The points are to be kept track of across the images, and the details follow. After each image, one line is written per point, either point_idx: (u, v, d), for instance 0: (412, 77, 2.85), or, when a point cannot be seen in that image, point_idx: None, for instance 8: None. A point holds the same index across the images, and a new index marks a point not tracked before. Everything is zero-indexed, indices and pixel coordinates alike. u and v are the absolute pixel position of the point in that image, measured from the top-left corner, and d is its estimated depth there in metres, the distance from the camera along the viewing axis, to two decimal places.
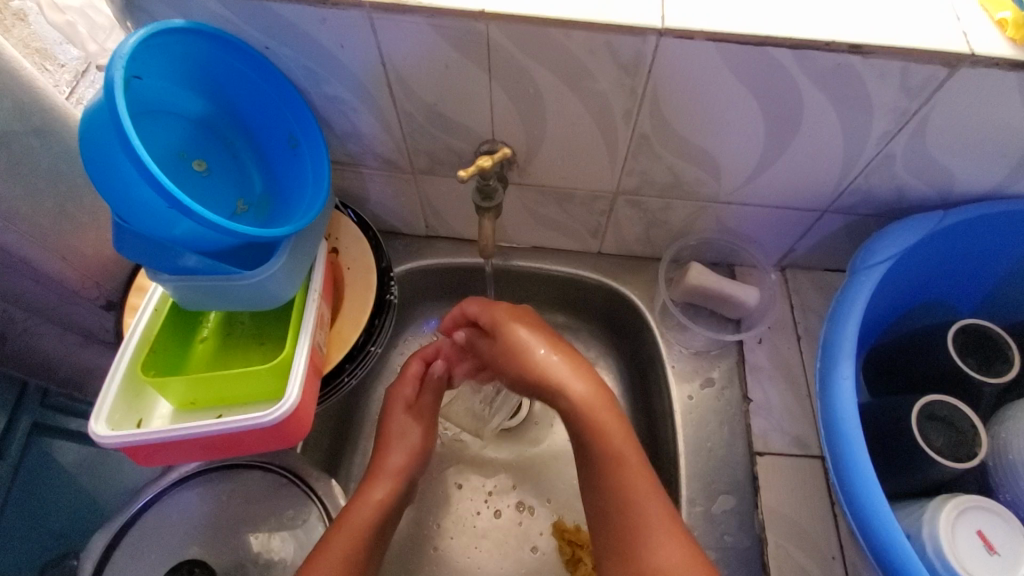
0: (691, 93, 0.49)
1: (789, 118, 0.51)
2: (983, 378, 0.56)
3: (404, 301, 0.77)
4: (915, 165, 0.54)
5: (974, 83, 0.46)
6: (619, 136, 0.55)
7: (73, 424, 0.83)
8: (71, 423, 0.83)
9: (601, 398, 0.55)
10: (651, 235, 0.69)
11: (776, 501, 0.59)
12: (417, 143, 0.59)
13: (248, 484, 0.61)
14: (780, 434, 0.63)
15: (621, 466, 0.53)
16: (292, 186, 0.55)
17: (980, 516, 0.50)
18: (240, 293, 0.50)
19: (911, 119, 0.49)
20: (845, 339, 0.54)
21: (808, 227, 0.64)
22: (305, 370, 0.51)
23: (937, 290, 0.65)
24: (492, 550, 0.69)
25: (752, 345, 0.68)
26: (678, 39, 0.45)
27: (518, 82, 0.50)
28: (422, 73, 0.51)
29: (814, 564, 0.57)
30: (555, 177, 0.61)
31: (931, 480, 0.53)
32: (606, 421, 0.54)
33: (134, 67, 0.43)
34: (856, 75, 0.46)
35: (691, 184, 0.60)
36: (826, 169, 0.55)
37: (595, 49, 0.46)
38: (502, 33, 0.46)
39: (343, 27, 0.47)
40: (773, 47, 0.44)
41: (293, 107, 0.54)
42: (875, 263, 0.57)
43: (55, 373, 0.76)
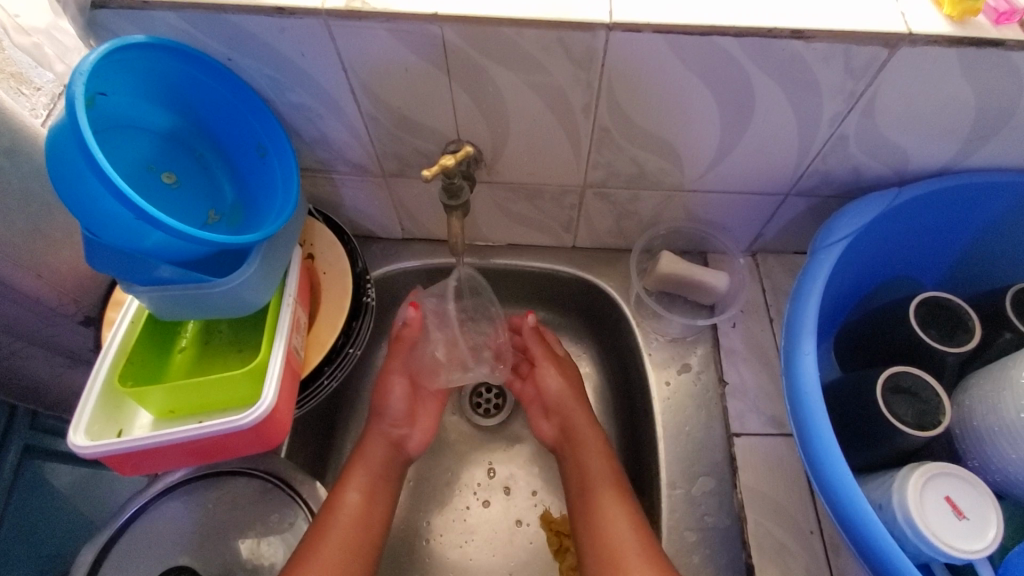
0: (645, 86, 0.51)
1: (743, 105, 0.52)
2: (945, 349, 0.57)
3: (385, 304, 0.78)
4: (869, 145, 0.56)
5: (915, 61, 0.47)
6: (581, 130, 0.56)
7: (65, 446, 0.83)
8: (63, 445, 0.83)
9: (604, 451, 0.66)
10: (623, 227, 0.70)
11: (755, 481, 0.60)
12: (386, 147, 0.60)
13: (234, 491, 0.61)
14: (756, 415, 0.64)
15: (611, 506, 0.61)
16: (262, 194, 0.56)
17: (946, 481, 0.51)
18: (214, 301, 0.51)
19: (859, 99, 0.51)
20: (807, 316, 0.56)
21: (773, 211, 0.66)
22: (281, 373, 0.52)
23: (901, 265, 0.66)
24: (482, 545, 0.70)
25: (726, 329, 0.69)
26: (626, 33, 0.46)
27: (478, 83, 0.52)
28: (384, 78, 0.52)
29: (793, 539, 0.58)
30: (523, 174, 0.62)
31: (899, 450, 0.54)
32: (598, 459, 0.65)
33: (96, 84, 0.44)
34: (802, 59, 0.47)
35: (656, 174, 0.61)
36: (784, 152, 0.57)
37: (549, 46, 0.47)
38: (457, 35, 0.47)
39: (302, 36, 0.48)
40: (719, 36, 0.46)
41: (260, 117, 0.55)
42: (834, 242, 0.58)
43: (45, 396, 0.77)
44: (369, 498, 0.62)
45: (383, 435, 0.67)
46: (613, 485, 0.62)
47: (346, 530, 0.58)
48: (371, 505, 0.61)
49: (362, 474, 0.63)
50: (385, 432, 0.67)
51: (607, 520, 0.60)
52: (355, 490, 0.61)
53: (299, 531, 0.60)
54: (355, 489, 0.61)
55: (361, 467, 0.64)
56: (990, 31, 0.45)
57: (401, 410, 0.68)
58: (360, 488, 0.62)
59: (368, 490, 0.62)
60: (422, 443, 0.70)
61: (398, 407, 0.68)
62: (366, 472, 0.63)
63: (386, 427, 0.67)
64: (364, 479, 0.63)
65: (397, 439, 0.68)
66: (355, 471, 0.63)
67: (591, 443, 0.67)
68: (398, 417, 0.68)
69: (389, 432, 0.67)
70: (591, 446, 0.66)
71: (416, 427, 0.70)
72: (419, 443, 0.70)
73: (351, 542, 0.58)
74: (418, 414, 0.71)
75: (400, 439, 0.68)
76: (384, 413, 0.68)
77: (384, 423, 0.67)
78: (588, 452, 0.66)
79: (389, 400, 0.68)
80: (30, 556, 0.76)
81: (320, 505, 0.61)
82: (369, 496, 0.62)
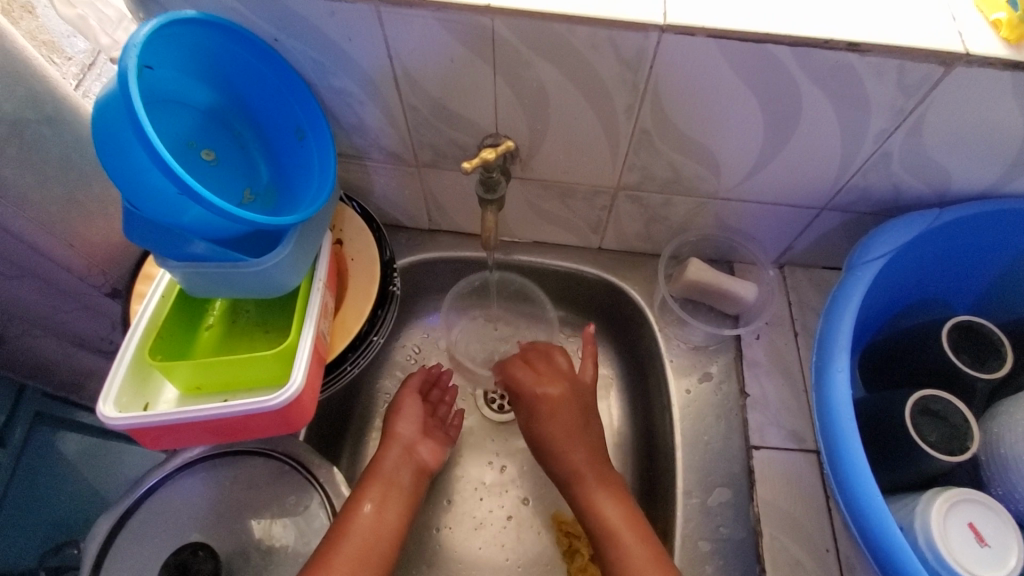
0: (691, 91, 0.50)
1: (788, 115, 0.51)
2: (976, 374, 0.56)
3: (406, 293, 0.78)
4: (912, 163, 0.55)
5: (968, 82, 0.47)
6: (621, 131, 0.56)
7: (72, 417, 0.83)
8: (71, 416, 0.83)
9: (602, 473, 0.61)
10: (652, 231, 0.70)
11: (772, 494, 0.60)
12: (421, 137, 0.60)
13: (251, 470, 0.62)
14: (777, 429, 0.63)
15: (604, 516, 0.59)
16: (298, 176, 0.56)
17: (971, 508, 0.50)
18: (247, 280, 0.51)
19: (907, 117, 0.50)
20: (840, 332, 0.55)
21: (806, 225, 0.65)
22: (310, 356, 0.52)
23: (932, 287, 0.66)
24: (491, 540, 0.70)
25: (749, 340, 0.69)
26: (679, 36, 0.46)
27: (523, 78, 0.51)
28: (429, 69, 0.52)
29: (808, 556, 0.58)
30: (557, 172, 0.62)
31: (924, 473, 0.53)
32: (588, 476, 0.61)
33: (146, 58, 0.44)
34: (855, 74, 0.47)
35: (691, 180, 0.61)
36: (824, 166, 0.56)
37: (598, 44, 0.47)
38: (508, 28, 0.47)
39: (352, 21, 0.48)
40: (773, 45, 0.45)
41: (301, 99, 0.55)
42: (872, 259, 0.57)
43: (54, 370, 0.77)
44: (381, 507, 0.59)
45: (400, 442, 0.65)
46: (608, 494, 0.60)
47: (354, 544, 0.55)
48: (382, 516, 0.59)
49: (377, 486, 0.60)
50: (404, 441, 0.65)
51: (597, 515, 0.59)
52: (366, 501, 0.59)
53: (313, 514, 0.60)
54: (369, 503, 0.59)
55: (375, 481, 0.61)
56: None
57: (416, 420, 0.67)
58: (374, 498, 0.59)
59: (380, 501, 0.59)
60: (437, 453, 0.67)
61: (410, 415, 0.68)
62: (380, 480, 0.61)
63: (404, 438, 0.66)
64: (379, 489, 0.60)
65: (411, 447, 0.65)
66: (370, 482, 0.61)
67: (584, 464, 0.62)
68: (413, 425, 0.67)
69: (407, 437, 0.65)
70: (579, 458, 0.62)
71: (430, 437, 0.68)
72: (433, 455, 0.67)
73: (359, 559, 0.55)
74: (432, 431, 0.69)
75: (414, 446, 0.66)
76: (400, 423, 0.67)
77: (403, 434, 0.66)
78: (583, 476, 0.61)
79: (403, 420, 0.67)
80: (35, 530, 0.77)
81: (335, 490, 0.61)
82: (380, 508, 0.59)
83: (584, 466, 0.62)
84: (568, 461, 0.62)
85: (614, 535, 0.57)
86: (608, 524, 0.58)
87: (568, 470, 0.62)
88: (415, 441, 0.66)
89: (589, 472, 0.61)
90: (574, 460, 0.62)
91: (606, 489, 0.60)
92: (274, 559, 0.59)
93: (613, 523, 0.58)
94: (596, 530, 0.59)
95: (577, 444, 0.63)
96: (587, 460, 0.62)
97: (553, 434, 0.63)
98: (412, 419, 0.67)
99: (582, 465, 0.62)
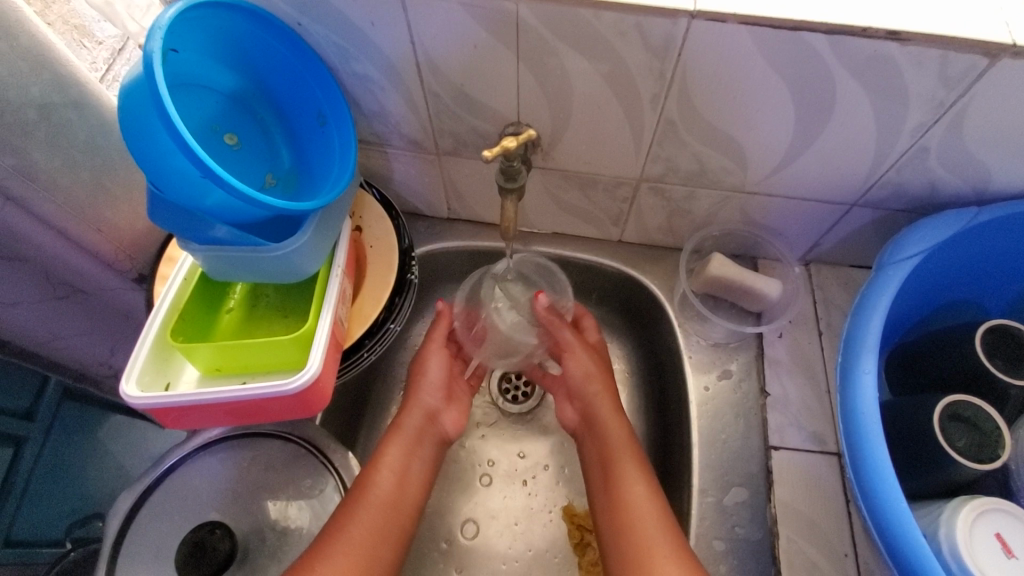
0: (719, 80, 0.49)
1: (820, 106, 0.50)
2: (1009, 380, 0.54)
3: (423, 282, 0.78)
4: (950, 159, 0.53)
5: (1017, 73, 0.44)
6: (645, 121, 0.54)
7: (95, 403, 0.85)
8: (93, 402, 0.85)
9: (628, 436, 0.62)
10: (674, 225, 0.69)
11: (790, 497, 0.59)
12: (442, 124, 0.60)
13: (269, 452, 0.62)
14: (797, 430, 0.62)
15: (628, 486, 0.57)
16: (319, 162, 0.56)
17: (998, 518, 0.49)
18: (267, 265, 0.51)
19: (947, 110, 0.48)
20: (869, 334, 0.54)
21: (835, 221, 0.63)
22: (327, 342, 0.52)
23: (966, 289, 0.63)
24: (503, 529, 0.70)
25: (772, 339, 0.67)
26: (709, 22, 0.44)
27: (546, 65, 0.50)
28: (451, 55, 0.51)
29: (826, 560, 0.56)
30: (579, 162, 0.61)
31: (951, 481, 0.52)
32: (616, 431, 0.62)
33: (171, 40, 0.44)
34: (893, 64, 0.45)
35: (716, 173, 0.59)
36: (856, 160, 0.54)
37: (625, 31, 0.46)
38: (532, 14, 0.46)
39: (374, 5, 0.47)
40: (808, 32, 0.44)
41: (324, 85, 0.55)
42: (904, 258, 0.55)
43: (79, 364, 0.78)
44: (401, 481, 0.60)
45: (422, 409, 0.65)
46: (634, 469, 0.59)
47: (374, 514, 0.56)
48: (402, 489, 0.59)
49: (396, 453, 0.61)
50: (425, 408, 0.66)
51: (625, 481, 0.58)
52: (385, 471, 0.59)
53: (328, 498, 0.61)
54: (388, 472, 0.59)
55: (396, 448, 0.61)
56: None
57: (440, 387, 0.68)
58: (394, 468, 0.60)
59: (400, 475, 0.60)
60: (458, 423, 0.68)
61: (435, 380, 0.68)
62: (401, 450, 0.61)
63: (427, 405, 0.66)
64: (399, 455, 0.61)
65: (433, 416, 0.66)
66: (392, 449, 0.61)
67: (606, 413, 0.64)
68: (436, 394, 0.67)
69: (429, 405, 0.66)
70: (607, 412, 0.64)
71: (452, 406, 0.69)
72: (455, 422, 0.68)
73: (377, 531, 0.55)
74: (454, 397, 0.69)
75: (435, 414, 0.66)
76: (425, 388, 0.66)
77: (425, 401, 0.66)
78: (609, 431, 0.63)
79: (427, 385, 0.67)
80: (56, 506, 0.80)
81: (349, 475, 0.61)
82: (400, 481, 0.59)
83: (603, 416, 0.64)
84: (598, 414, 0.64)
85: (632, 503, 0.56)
86: (630, 497, 0.57)
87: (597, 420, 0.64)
88: (437, 410, 0.66)
89: (606, 415, 0.64)
90: (605, 412, 0.64)
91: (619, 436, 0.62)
92: (289, 541, 0.59)
93: (636, 497, 0.56)
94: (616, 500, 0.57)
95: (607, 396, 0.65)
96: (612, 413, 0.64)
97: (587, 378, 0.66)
98: (436, 385, 0.67)
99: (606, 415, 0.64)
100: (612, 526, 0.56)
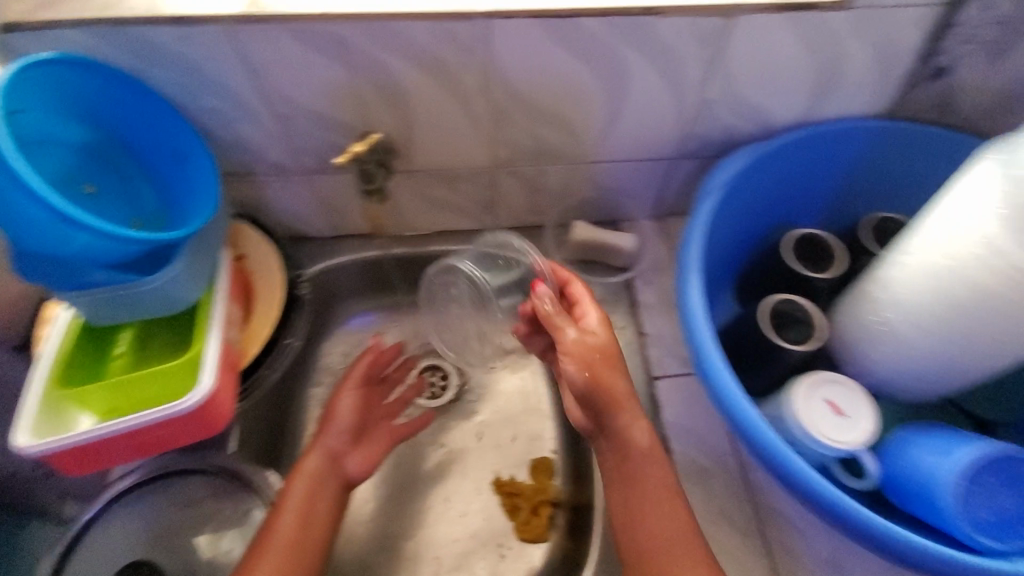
0: (528, 67, 0.57)
1: (617, 77, 0.59)
2: (815, 274, 0.65)
3: (322, 301, 0.81)
4: (733, 105, 0.63)
5: (752, 27, 0.55)
6: (481, 112, 0.62)
7: None
8: None
9: (643, 418, 0.58)
10: (538, 203, 0.76)
11: (675, 416, 0.67)
12: (302, 145, 0.64)
13: (188, 489, 0.63)
14: (672, 359, 0.71)
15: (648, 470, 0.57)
16: (185, 198, 0.59)
17: (831, 387, 0.58)
18: (147, 299, 0.54)
19: (715, 65, 0.58)
20: (692, 257, 0.61)
21: (668, 175, 0.73)
22: (218, 361, 0.55)
23: (787, 210, 0.72)
24: (438, 514, 0.74)
25: (641, 287, 0.76)
26: (503, 19, 0.52)
27: (379, 76, 0.56)
28: (290, 79, 0.56)
29: (712, 461, 0.64)
30: (436, 160, 0.67)
31: (789, 368, 0.61)
32: (637, 418, 0.58)
33: (11, 102, 0.47)
34: (658, 33, 0.55)
35: (556, 150, 0.68)
36: (662, 118, 0.64)
37: (436, 35, 0.53)
38: (353, 31, 0.52)
39: (206, 45, 0.52)
40: (583, 17, 0.52)
41: (175, 125, 0.57)
42: (714, 190, 0.64)
43: None
44: (305, 521, 0.59)
45: (327, 450, 0.65)
46: (659, 467, 0.57)
47: (273, 557, 0.55)
48: (307, 529, 0.59)
49: (301, 492, 0.60)
50: (329, 450, 0.65)
51: (647, 475, 0.57)
52: (286, 514, 0.58)
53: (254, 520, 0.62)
54: (294, 507, 0.59)
55: (298, 487, 0.61)
56: None
57: (347, 430, 0.67)
58: (295, 507, 0.59)
59: (303, 517, 0.59)
60: (366, 466, 0.66)
61: (343, 422, 0.68)
62: (301, 493, 0.60)
63: (332, 448, 0.65)
64: (304, 492, 0.60)
65: (338, 458, 0.65)
66: (293, 489, 0.60)
67: (622, 398, 0.57)
68: (343, 436, 0.67)
69: (334, 448, 0.65)
70: (622, 395, 0.57)
71: (360, 447, 0.68)
72: (362, 466, 0.66)
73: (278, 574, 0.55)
74: (365, 436, 0.69)
75: (340, 457, 0.66)
76: (331, 430, 0.66)
77: (330, 443, 0.65)
78: (625, 407, 0.57)
79: (332, 427, 0.67)
80: None
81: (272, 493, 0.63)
82: (304, 523, 0.59)
83: (618, 389, 0.58)
84: (615, 400, 0.57)
85: (649, 483, 0.56)
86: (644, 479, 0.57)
87: (607, 408, 0.57)
88: (343, 452, 0.66)
89: (621, 398, 0.57)
90: (620, 390, 0.58)
91: (635, 412, 0.58)
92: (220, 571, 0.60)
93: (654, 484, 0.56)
94: (632, 474, 0.57)
95: (621, 378, 0.58)
96: (630, 397, 0.58)
97: (606, 374, 0.58)
98: (342, 427, 0.67)
99: (625, 400, 0.57)
100: (624, 495, 0.57)
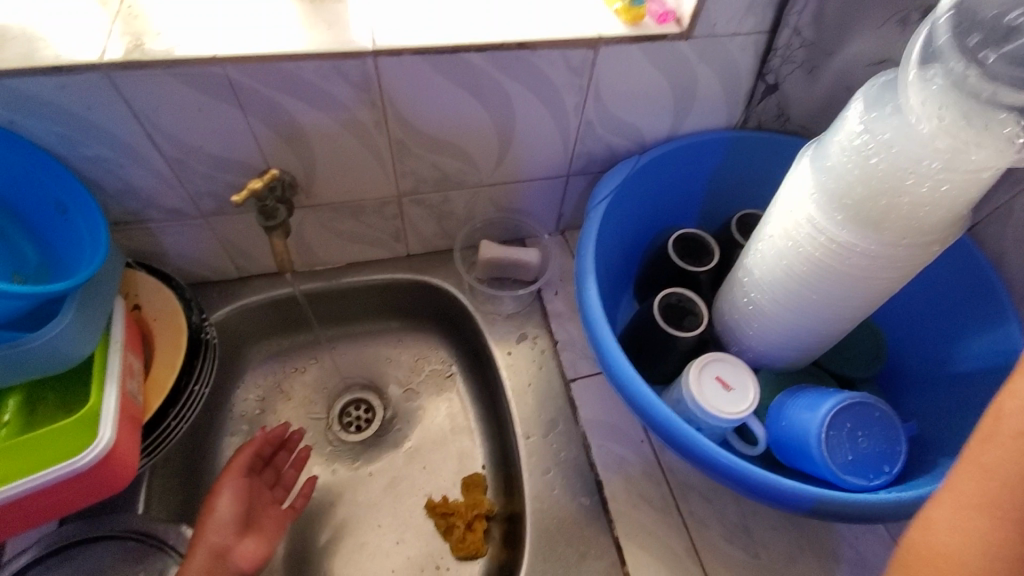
0: (419, 100, 0.61)
1: (503, 106, 0.64)
2: (698, 270, 0.72)
3: (233, 345, 0.79)
4: (610, 126, 0.71)
5: (615, 57, 0.62)
6: (379, 145, 0.64)
7: None
8: None
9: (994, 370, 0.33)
10: (446, 228, 0.80)
11: (591, 413, 0.71)
12: (199, 187, 0.63)
13: (92, 558, 0.59)
14: (585, 361, 0.76)
15: None
16: (69, 250, 0.57)
17: (718, 366, 0.65)
18: (31, 360, 0.50)
19: (588, 91, 0.65)
20: (587, 261, 0.65)
21: (562, 192, 0.79)
22: (118, 414, 0.53)
23: (665, 215, 0.82)
24: (373, 546, 0.73)
25: (550, 297, 0.81)
26: (390, 57, 0.56)
27: (274, 115, 0.58)
28: (179, 123, 0.56)
29: (628, 450, 0.69)
30: (340, 193, 0.69)
31: (683, 354, 0.68)
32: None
33: None
34: (535, 65, 0.61)
35: (456, 176, 0.72)
36: (550, 141, 0.70)
37: (327, 74, 0.55)
38: (242, 73, 0.53)
39: (83, 91, 0.51)
40: (464, 53, 0.57)
41: (54, 176, 0.56)
42: (601, 201, 0.70)
43: None
44: None
45: (211, 545, 0.57)
46: None
47: None
48: None
49: None
50: (213, 546, 0.57)
51: None
52: None
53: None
54: None
55: None
56: (656, 28, 0.61)
57: (231, 519, 0.60)
58: None
59: None
60: (256, 554, 0.59)
61: (225, 514, 0.60)
62: None
63: (215, 542, 0.57)
64: None
65: (224, 552, 0.57)
66: None
67: None
68: (226, 528, 0.59)
69: (219, 540, 0.57)
70: None
71: (251, 536, 0.61)
72: (253, 555, 0.59)
73: None
74: (253, 525, 0.63)
75: (227, 550, 0.58)
76: (212, 525, 0.59)
77: (213, 537, 0.58)
78: None
79: (214, 521, 0.59)
80: None
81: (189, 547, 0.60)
82: None
83: None
84: None
85: None
86: None
87: None
88: (229, 545, 0.58)
89: None
90: None
91: None
92: None
93: None
94: None
95: None
96: None
97: None
98: (226, 517, 0.60)
99: None
100: None
